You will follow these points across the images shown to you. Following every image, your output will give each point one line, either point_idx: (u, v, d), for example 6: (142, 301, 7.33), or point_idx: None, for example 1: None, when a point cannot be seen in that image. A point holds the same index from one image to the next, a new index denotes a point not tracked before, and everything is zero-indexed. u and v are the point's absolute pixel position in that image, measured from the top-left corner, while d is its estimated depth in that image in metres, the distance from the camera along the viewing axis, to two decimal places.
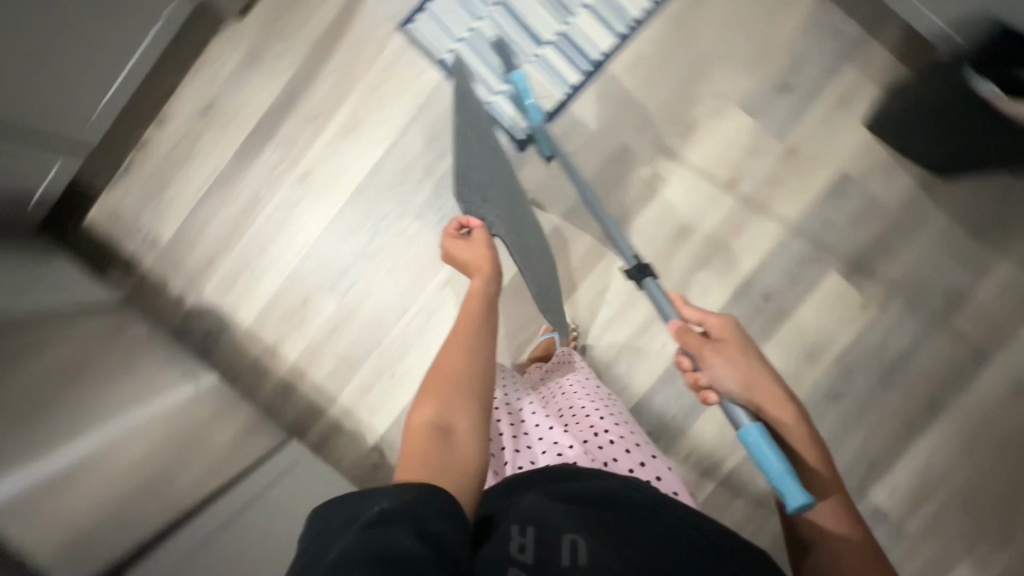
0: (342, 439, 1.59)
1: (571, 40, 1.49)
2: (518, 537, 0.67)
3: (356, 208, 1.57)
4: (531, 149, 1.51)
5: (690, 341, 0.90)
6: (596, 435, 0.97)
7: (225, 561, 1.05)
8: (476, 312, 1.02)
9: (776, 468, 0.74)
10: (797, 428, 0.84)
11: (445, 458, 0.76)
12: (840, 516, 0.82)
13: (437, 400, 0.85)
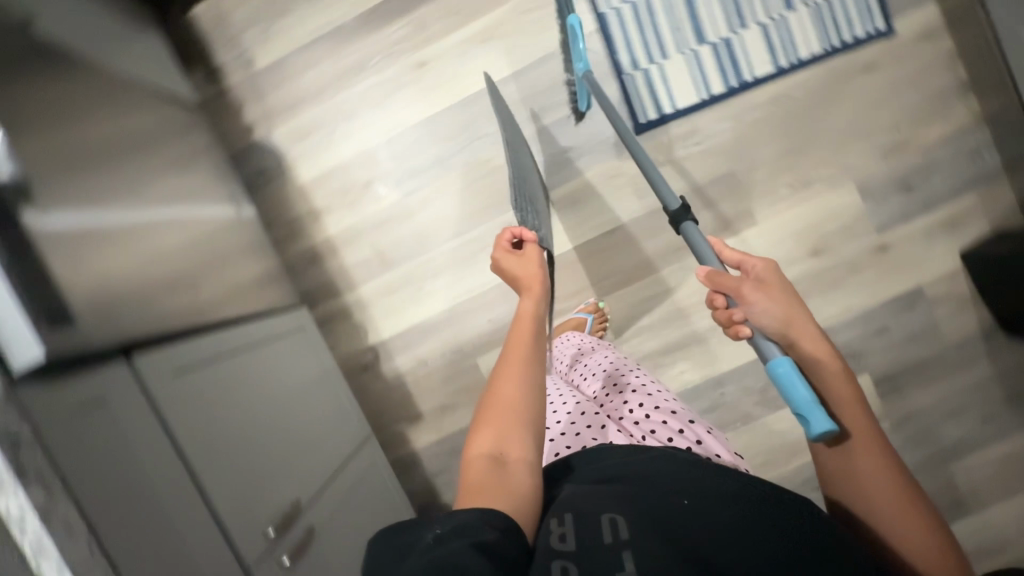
0: (346, 326, 1.60)
1: (730, 50, 1.44)
2: (558, 529, 0.67)
3: (453, 118, 1.53)
4: (643, 137, 1.48)
5: (717, 273, 0.81)
6: (630, 410, 0.99)
7: (228, 384, 1.03)
8: (530, 332, 0.95)
9: (802, 398, 0.70)
10: (837, 366, 0.74)
11: (507, 489, 0.73)
12: (880, 461, 0.73)
13: (494, 429, 0.81)
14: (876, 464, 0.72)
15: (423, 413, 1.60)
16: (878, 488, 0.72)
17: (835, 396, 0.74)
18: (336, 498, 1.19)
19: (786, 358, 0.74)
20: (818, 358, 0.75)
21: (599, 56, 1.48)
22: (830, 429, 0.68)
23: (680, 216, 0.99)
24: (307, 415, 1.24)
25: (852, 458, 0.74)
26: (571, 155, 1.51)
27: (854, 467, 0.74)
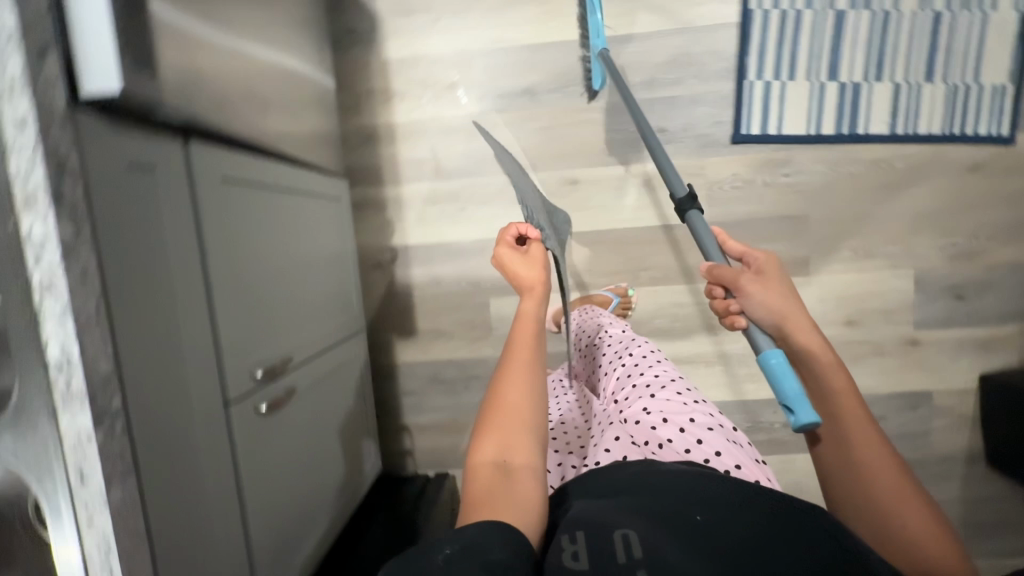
0: (377, 217, 1.54)
1: (856, 98, 1.39)
2: (570, 545, 0.67)
3: (562, 56, 1.45)
4: (737, 149, 1.44)
5: (720, 267, 0.91)
6: (644, 418, 1.01)
7: (258, 232, 0.97)
8: (532, 339, 0.94)
9: (791, 390, 0.77)
10: (829, 356, 0.83)
11: (515, 498, 0.73)
12: (872, 441, 0.78)
13: (497, 435, 0.81)
14: (871, 445, 0.77)
15: (418, 330, 1.57)
16: (872, 468, 0.76)
17: (827, 383, 0.82)
18: (317, 370, 1.14)
19: (778, 350, 0.82)
20: (811, 349, 0.83)
21: (730, 51, 1.41)
22: (812, 420, 0.73)
23: (686, 205, 1.08)
24: (317, 292, 1.20)
25: (846, 440, 0.79)
26: (660, 138, 1.46)
27: (849, 448, 0.78)
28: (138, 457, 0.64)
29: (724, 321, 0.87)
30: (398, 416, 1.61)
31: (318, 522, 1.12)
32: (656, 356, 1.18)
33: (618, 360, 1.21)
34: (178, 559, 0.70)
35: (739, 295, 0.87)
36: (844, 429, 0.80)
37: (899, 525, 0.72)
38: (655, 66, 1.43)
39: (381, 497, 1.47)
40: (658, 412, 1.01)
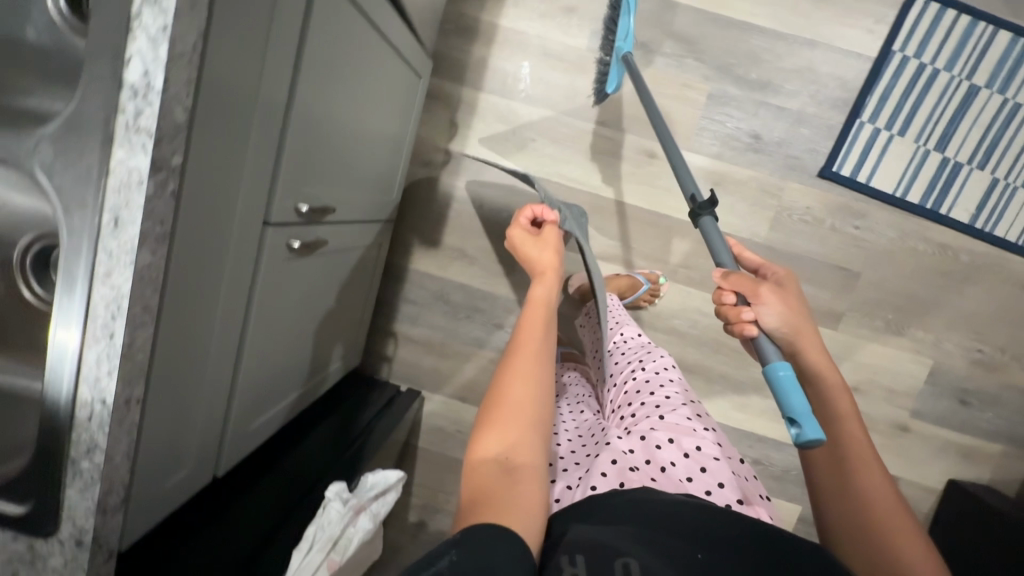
0: (444, 115, 1.46)
1: (952, 177, 1.36)
2: (570, 566, 0.61)
3: (689, 24, 1.38)
4: (820, 184, 1.40)
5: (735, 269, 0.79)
6: (651, 432, 0.93)
7: (348, 88, 0.91)
8: (540, 324, 0.86)
9: (799, 407, 0.64)
10: (837, 379, 0.74)
11: (518, 499, 0.64)
12: (874, 476, 0.67)
13: (503, 428, 0.71)
14: (873, 474, 0.67)
15: (442, 243, 1.51)
16: (876, 500, 0.65)
17: (836, 407, 0.73)
18: (342, 237, 1.07)
19: (788, 363, 0.70)
20: (817, 371, 0.75)
21: (854, 84, 1.36)
22: (820, 437, 0.61)
23: (703, 210, 0.93)
24: (366, 170, 1.12)
25: (846, 466, 0.69)
26: (752, 144, 1.40)
27: (847, 476, 0.68)
28: (176, 227, 0.57)
29: (732, 325, 0.74)
30: (390, 321, 1.56)
31: (295, 388, 1.06)
32: (668, 373, 1.11)
33: (630, 374, 1.14)
34: (173, 355, 0.63)
35: (755, 303, 0.75)
36: (845, 453, 0.69)
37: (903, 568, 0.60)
38: (775, 71, 1.37)
39: (349, 391, 1.42)
40: (664, 432, 0.93)
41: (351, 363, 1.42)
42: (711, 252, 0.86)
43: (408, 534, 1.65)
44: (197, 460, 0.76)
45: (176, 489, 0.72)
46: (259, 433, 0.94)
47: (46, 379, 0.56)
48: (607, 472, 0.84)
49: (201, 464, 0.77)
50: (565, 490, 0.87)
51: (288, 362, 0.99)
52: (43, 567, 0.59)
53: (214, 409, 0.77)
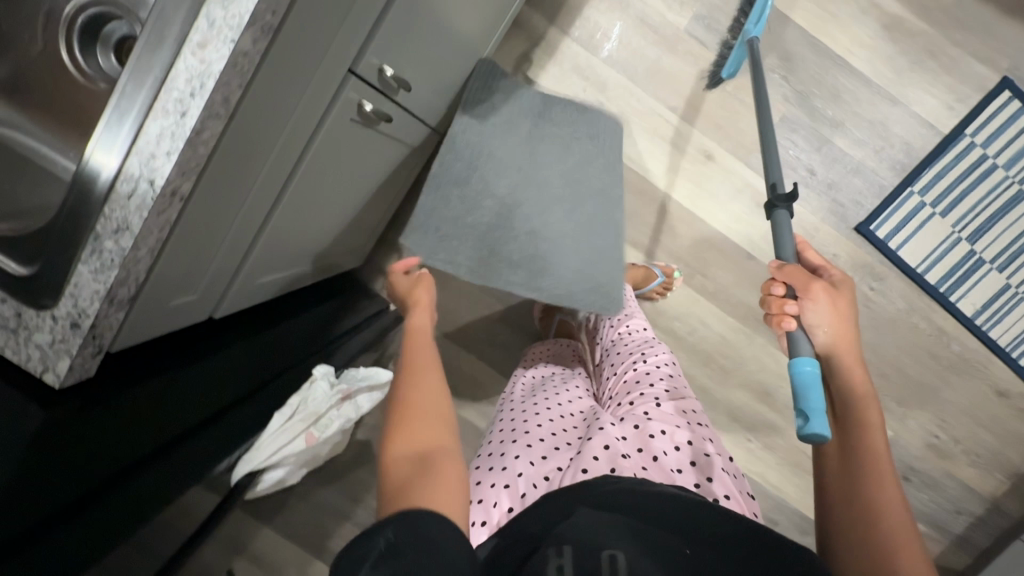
0: (522, 49, 1.40)
1: (973, 269, 1.40)
2: (555, 557, 0.59)
3: (789, 41, 1.36)
4: (854, 237, 1.43)
5: (792, 264, 0.80)
6: (645, 422, 0.90)
7: None
8: (425, 332, 0.82)
9: (814, 402, 0.68)
10: (865, 387, 0.72)
11: (431, 490, 0.59)
12: (878, 474, 0.66)
13: (405, 426, 0.66)
14: (881, 484, 0.66)
15: None
16: (881, 503, 0.64)
17: (860, 412, 0.71)
18: (399, 130, 1.03)
19: (815, 360, 0.72)
20: (843, 373, 0.73)
21: (917, 153, 1.38)
22: (824, 434, 0.66)
23: (778, 203, 0.91)
24: (440, 69, 1.06)
25: (857, 473, 0.67)
26: (805, 177, 1.41)
27: (852, 480, 0.67)
28: (284, 23, 0.53)
29: (769, 320, 0.76)
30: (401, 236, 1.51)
31: (303, 265, 1.01)
32: (670, 368, 1.04)
33: (631, 363, 1.07)
34: (229, 163, 0.58)
35: (802, 299, 0.75)
36: (858, 459, 0.68)
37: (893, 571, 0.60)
38: (852, 115, 1.38)
39: (343, 291, 1.37)
40: (659, 423, 0.89)
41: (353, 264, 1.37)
42: (775, 246, 0.85)
43: (350, 447, 1.63)
44: (203, 290, 0.71)
45: (177, 311, 0.68)
46: (260, 294, 0.90)
47: (89, 152, 0.50)
48: (600, 455, 0.81)
49: (203, 297, 0.72)
50: (554, 472, 0.83)
51: (298, 239, 0.91)
52: (26, 340, 0.54)
53: (235, 247, 0.72)
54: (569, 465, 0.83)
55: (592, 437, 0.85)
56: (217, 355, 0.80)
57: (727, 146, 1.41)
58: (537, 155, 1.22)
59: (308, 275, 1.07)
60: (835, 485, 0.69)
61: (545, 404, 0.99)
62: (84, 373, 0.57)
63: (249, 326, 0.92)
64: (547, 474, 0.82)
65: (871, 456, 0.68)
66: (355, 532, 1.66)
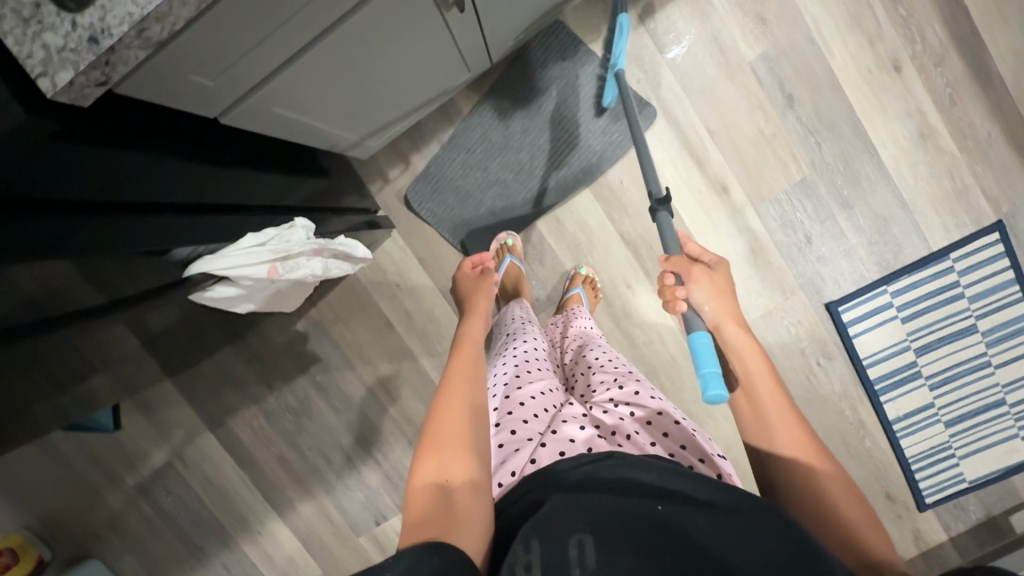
0: (596, 19, 1.40)
1: (910, 377, 1.50)
2: (523, 553, 0.58)
3: (835, 113, 1.41)
4: (822, 313, 1.49)
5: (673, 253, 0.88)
6: (613, 403, 0.88)
7: None
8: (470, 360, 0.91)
9: (707, 368, 0.72)
10: (754, 351, 0.78)
11: (449, 523, 0.65)
12: (799, 441, 0.69)
13: (435, 455, 0.73)
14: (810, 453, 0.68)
15: (508, 121, 1.45)
16: (818, 476, 0.66)
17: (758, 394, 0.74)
18: (464, 34, 1.02)
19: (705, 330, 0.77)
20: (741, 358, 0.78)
21: (903, 258, 1.46)
22: (723, 392, 0.69)
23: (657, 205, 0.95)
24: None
25: (792, 464, 0.68)
26: (802, 241, 1.46)
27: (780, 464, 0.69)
28: None
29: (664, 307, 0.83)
30: (414, 150, 1.49)
31: (322, 121, 0.99)
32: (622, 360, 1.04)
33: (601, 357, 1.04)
34: None
35: (688, 283, 0.84)
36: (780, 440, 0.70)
37: (854, 537, 0.62)
38: (862, 201, 1.44)
39: (341, 176, 1.32)
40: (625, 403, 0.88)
41: (354, 153, 1.33)
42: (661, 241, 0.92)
43: (286, 334, 1.59)
44: (222, 79, 0.68)
45: (190, 84, 0.65)
46: (268, 125, 0.87)
47: None
48: (575, 438, 0.80)
49: (218, 88, 0.70)
50: (525, 442, 0.82)
51: (327, 92, 0.89)
52: (33, 35, 0.49)
53: (275, 57, 0.71)
54: (544, 439, 0.81)
55: (568, 418, 0.84)
56: (207, 160, 0.77)
57: (744, 186, 1.44)
58: (544, 129, 1.45)
59: (318, 133, 1.04)
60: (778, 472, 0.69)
61: (518, 374, 0.96)
62: (79, 97, 0.54)
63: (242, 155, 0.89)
64: (521, 447, 0.81)
65: (791, 431, 0.70)
66: (258, 417, 1.62)
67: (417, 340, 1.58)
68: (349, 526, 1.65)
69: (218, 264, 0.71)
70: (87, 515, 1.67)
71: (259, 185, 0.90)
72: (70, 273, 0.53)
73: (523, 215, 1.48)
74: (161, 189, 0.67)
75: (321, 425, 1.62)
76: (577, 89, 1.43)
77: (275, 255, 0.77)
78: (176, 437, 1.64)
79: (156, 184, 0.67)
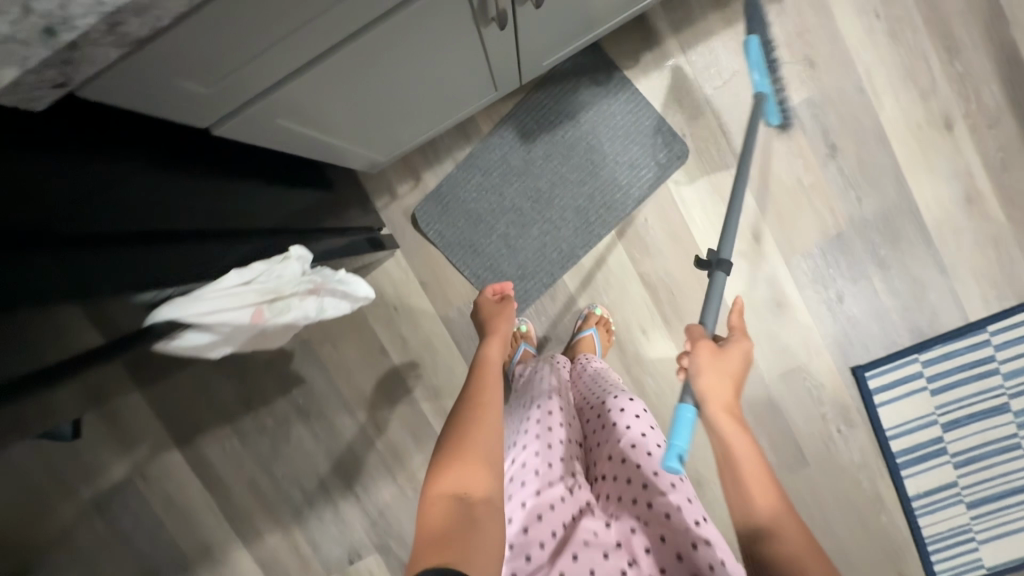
0: (634, 46, 1.31)
1: (933, 452, 1.40)
2: None
3: (879, 166, 1.32)
4: (846, 378, 1.40)
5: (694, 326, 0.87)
6: (638, 527, 0.82)
7: None
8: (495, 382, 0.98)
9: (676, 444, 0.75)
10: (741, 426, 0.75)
11: (464, 534, 0.73)
12: (774, 511, 0.68)
13: (458, 465, 0.82)
14: (780, 515, 0.67)
15: (530, 145, 1.35)
16: (792, 547, 0.64)
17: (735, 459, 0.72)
18: (499, 51, 0.91)
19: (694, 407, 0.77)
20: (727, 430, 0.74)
21: (936, 326, 1.37)
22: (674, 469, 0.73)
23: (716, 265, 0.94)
24: (559, 21, 0.97)
25: (763, 534, 0.67)
26: (832, 299, 1.37)
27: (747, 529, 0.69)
28: None
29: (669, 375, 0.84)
30: (427, 167, 1.39)
31: (332, 135, 0.89)
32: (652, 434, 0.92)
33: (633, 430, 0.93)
34: None
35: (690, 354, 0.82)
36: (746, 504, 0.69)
37: None
38: (899, 263, 1.35)
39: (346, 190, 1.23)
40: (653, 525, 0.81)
41: (360, 165, 1.23)
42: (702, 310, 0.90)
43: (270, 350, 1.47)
44: (220, 89, 0.58)
45: (180, 93, 0.55)
46: (270, 139, 0.77)
47: None
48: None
49: (214, 99, 0.60)
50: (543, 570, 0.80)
51: (342, 106, 0.78)
52: None
53: (284, 70, 0.61)
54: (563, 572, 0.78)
55: (588, 551, 0.80)
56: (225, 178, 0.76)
57: (777, 235, 1.35)
58: (570, 157, 1.35)
59: (325, 148, 0.94)
60: (754, 545, 0.67)
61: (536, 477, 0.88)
62: (27, 99, 0.43)
63: (263, 175, 0.88)
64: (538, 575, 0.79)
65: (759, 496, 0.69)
66: (232, 437, 1.50)
67: (411, 369, 1.46)
68: (319, 562, 1.52)
69: (193, 308, 0.56)
70: (34, 530, 1.53)
71: (258, 205, 0.81)
72: (68, 319, 0.46)
73: (538, 247, 1.37)
74: (180, 204, 0.65)
75: (299, 451, 1.50)
76: (608, 118, 1.33)
77: (262, 296, 0.62)
78: (140, 451, 1.51)
79: (180, 202, 0.65)
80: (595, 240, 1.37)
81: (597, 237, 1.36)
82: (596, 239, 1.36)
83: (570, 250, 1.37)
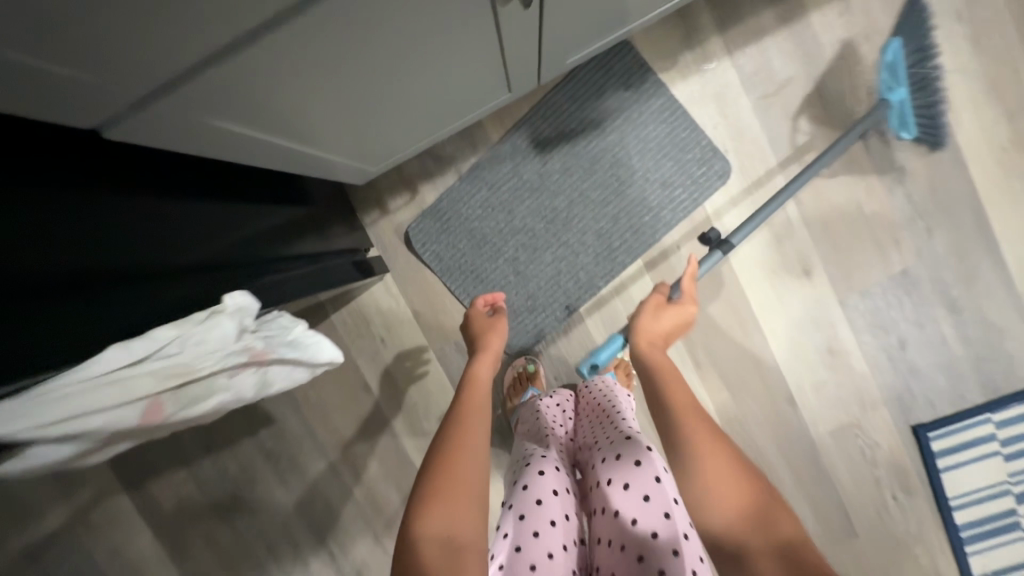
0: (674, 45, 1.12)
1: (1005, 526, 1.19)
2: None
3: (953, 194, 1.13)
4: (906, 439, 1.20)
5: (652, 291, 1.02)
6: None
7: None
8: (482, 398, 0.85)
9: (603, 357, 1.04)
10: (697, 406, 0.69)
11: None
12: (744, 495, 0.57)
13: (443, 497, 0.67)
14: (751, 497, 0.57)
15: (546, 156, 1.16)
16: (773, 523, 0.54)
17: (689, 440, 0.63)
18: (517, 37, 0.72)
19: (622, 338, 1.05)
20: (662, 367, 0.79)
21: (1013, 381, 1.18)
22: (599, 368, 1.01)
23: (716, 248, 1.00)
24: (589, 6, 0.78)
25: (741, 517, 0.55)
26: (894, 346, 1.17)
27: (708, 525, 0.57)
28: None
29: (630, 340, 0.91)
30: (425, 179, 1.19)
31: (295, 138, 0.70)
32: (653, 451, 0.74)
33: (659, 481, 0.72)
34: None
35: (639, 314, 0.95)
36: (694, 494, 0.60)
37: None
38: (973, 306, 1.16)
39: (325, 210, 1.07)
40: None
41: (347, 180, 1.05)
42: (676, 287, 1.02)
43: None
44: (87, 66, 0.41)
45: (16, 69, 0.37)
46: (201, 141, 0.58)
47: None
48: None
49: (86, 84, 0.42)
50: None
51: (312, 94, 0.60)
52: None
53: (188, 43, 0.43)
54: None
55: None
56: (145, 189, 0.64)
57: (831, 270, 1.16)
58: (592, 171, 1.15)
59: (291, 156, 0.74)
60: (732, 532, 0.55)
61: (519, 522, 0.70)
62: None
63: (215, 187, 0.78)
64: None
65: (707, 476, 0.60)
66: (190, 483, 1.29)
67: (399, 410, 1.26)
68: None
69: (45, 408, 0.38)
70: None
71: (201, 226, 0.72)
72: None
73: (551, 274, 1.18)
74: (168, 234, 0.66)
75: (267, 501, 1.29)
76: (638, 127, 1.14)
77: (165, 383, 0.45)
78: (81, 497, 1.30)
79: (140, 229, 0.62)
80: (617, 268, 1.16)
81: (621, 265, 1.16)
82: (619, 268, 1.16)
83: (589, 280, 1.17)
